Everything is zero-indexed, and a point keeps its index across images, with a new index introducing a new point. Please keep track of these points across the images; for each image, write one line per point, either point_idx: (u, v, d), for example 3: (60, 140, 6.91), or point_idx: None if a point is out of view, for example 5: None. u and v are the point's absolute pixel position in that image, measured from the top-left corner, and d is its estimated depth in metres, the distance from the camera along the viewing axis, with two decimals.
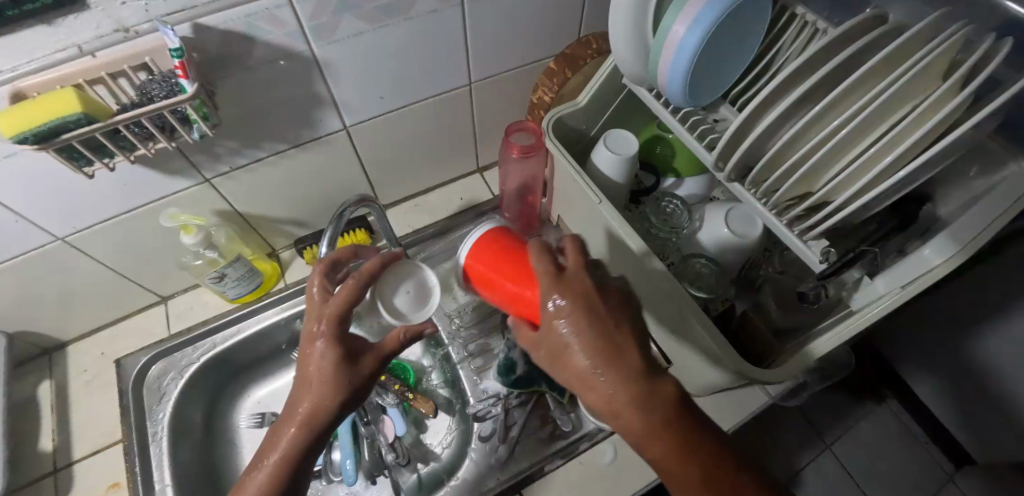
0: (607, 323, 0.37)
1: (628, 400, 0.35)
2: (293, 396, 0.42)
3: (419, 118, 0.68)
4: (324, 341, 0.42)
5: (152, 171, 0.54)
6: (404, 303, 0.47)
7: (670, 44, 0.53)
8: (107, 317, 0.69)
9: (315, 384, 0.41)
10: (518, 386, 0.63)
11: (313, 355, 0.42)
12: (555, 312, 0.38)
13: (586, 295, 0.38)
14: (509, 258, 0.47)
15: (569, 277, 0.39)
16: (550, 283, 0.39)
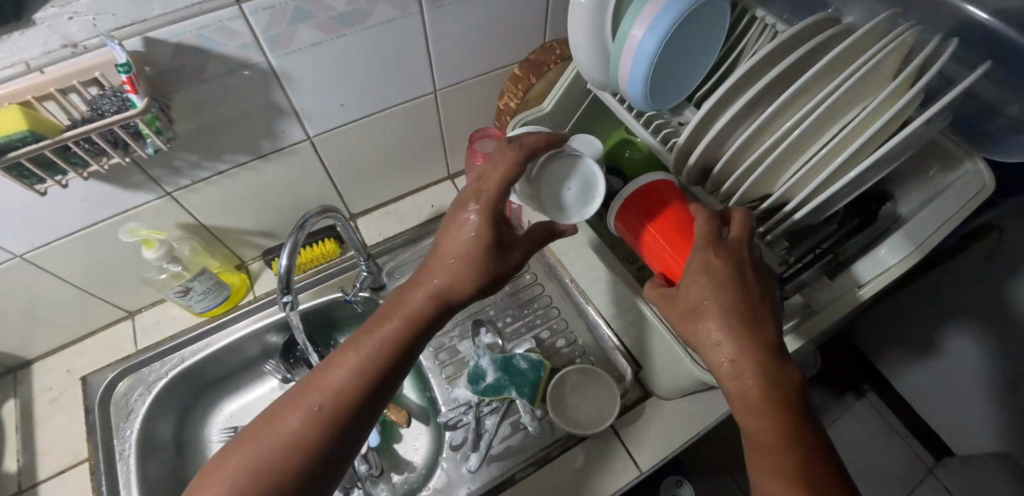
0: (749, 298, 0.39)
1: (753, 366, 0.37)
2: (427, 268, 0.42)
3: (385, 126, 0.68)
4: (477, 217, 0.40)
5: (109, 187, 0.53)
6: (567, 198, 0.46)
7: (629, 48, 0.53)
8: (73, 334, 0.68)
9: (453, 274, 0.41)
10: (488, 394, 0.62)
11: (462, 228, 0.40)
12: (697, 268, 0.41)
13: (737, 270, 0.40)
14: (673, 217, 0.47)
15: (727, 247, 0.41)
16: (708, 244, 0.41)
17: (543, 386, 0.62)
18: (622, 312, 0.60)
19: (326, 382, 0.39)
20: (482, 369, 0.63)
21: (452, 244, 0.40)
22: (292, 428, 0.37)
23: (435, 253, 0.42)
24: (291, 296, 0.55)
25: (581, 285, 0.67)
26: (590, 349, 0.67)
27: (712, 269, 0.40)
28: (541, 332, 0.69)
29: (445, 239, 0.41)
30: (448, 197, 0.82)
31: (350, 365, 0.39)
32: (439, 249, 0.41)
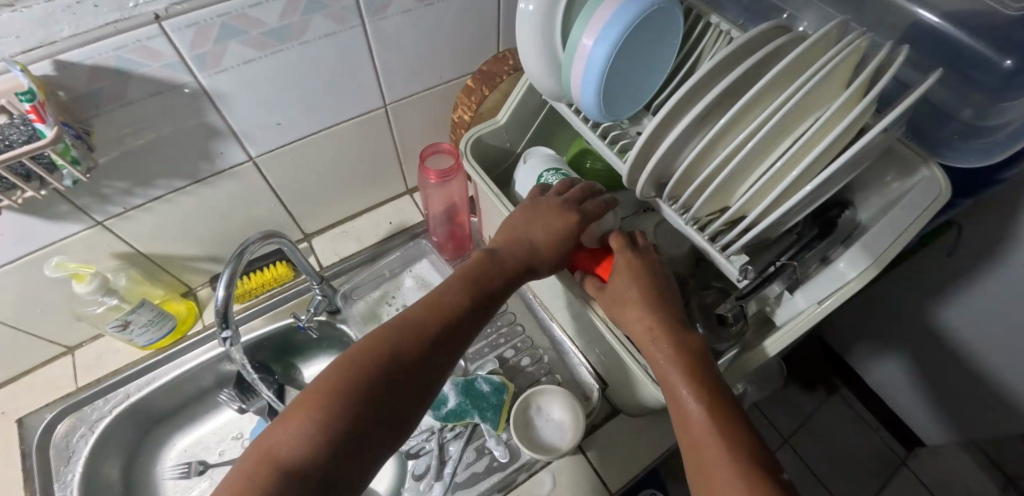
0: (661, 282, 0.45)
1: (661, 329, 0.41)
2: (515, 247, 0.46)
3: (335, 142, 0.65)
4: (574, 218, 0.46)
5: (29, 219, 0.50)
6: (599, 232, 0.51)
7: (580, 58, 0.51)
8: (6, 373, 0.64)
9: (547, 246, 0.46)
10: (449, 421, 0.59)
11: (559, 220, 0.46)
12: (622, 262, 0.45)
13: (650, 262, 0.46)
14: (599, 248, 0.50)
15: (642, 248, 0.47)
16: (619, 245, 0.46)
17: (507, 412, 0.60)
18: (587, 331, 0.57)
19: (418, 320, 0.40)
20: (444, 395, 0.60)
21: (551, 224, 0.46)
22: (388, 355, 0.38)
23: (524, 225, 0.47)
24: (230, 330, 0.52)
25: (544, 300, 0.66)
26: (555, 367, 0.65)
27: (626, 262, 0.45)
28: (504, 351, 0.67)
29: (543, 223, 0.46)
30: (407, 212, 0.79)
31: (442, 306, 0.41)
32: (532, 229, 0.46)
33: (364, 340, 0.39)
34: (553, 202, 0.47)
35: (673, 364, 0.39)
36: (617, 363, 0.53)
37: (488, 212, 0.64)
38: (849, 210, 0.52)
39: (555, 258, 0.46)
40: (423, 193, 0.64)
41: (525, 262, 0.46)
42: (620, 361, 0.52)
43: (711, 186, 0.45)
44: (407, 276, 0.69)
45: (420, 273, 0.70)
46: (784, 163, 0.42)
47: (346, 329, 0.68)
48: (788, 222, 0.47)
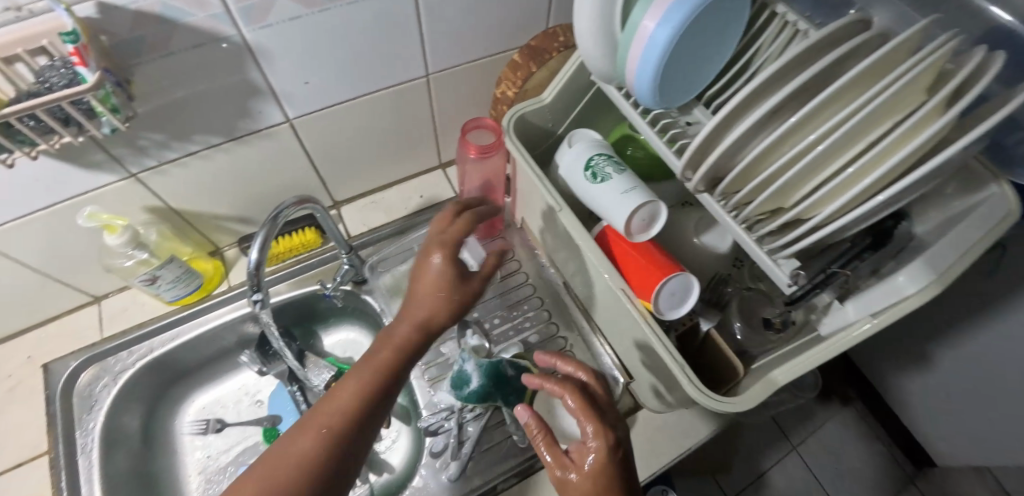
0: (623, 465, 0.39)
1: None
2: (409, 310, 0.45)
3: (373, 110, 0.62)
4: (439, 258, 0.47)
5: (63, 165, 0.49)
6: (638, 224, 0.50)
7: (638, 40, 0.48)
8: (36, 317, 0.64)
9: (428, 304, 0.45)
10: (471, 402, 0.58)
11: (431, 267, 0.46)
12: (585, 454, 0.40)
13: (617, 449, 0.39)
14: (648, 263, 0.50)
15: (605, 417, 0.41)
16: (586, 423, 0.40)
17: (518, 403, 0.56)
18: (617, 324, 0.56)
19: (311, 429, 0.38)
20: (467, 373, 0.58)
21: (418, 282, 0.46)
22: (285, 479, 0.36)
23: (410, 296, 0.46)
24: (262, 294, 0.52)
25: (574, 287, 0.64)
26: (580, 356, 0.64)
27: (594, 447, 0.39)
28: (530, 336, 0.65)
29: (437, 291, 0.46)
30: (438, 187, 0.75)
31: (335, 402, 0.40)
32: (411, 291, 0.47)
33: (263, 462, 0.37)
34: (441, 271, 0.46)
35: None
36: (644, 356, 0.52)
37: (525, 193, 0.62)
38: (906, 222, 0.49)
39: (447, 312, 0.46)
40: (458, 165, 0.62)
41: (416, 327, 0.45)
42: (649, 354, 0.51)
43: (770, 188, 0.43)
44: None
45: None
46: (855, 169, 0.39)
47: (370, 301, 0.66)
48: (848, 231, 0.45)
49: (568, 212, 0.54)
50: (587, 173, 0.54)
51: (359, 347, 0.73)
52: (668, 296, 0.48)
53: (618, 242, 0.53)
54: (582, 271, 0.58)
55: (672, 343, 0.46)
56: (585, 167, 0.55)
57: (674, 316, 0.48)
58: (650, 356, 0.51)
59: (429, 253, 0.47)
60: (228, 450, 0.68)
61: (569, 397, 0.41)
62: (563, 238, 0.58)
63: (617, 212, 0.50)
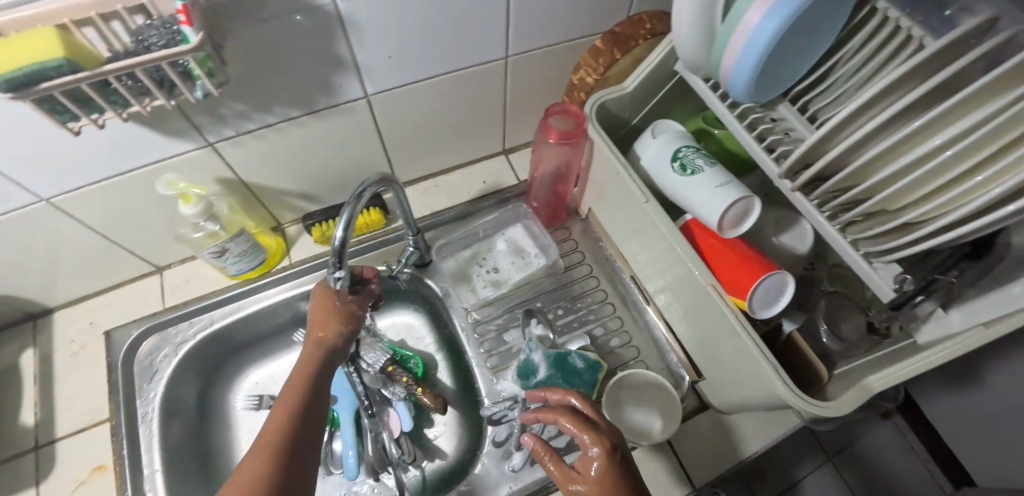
0: (624, 467, 0.41)
1: None
2: (311, 340, 0.50)
3: (449, 91, 0.61)
4: (314, 296, 0.52)
5: (147, 130, 0.48)
6: (730, 217, 0.49)
7: (739, 34, 0.47)
8: (100, 283, 0.64)
9: (318, 330, 0.50)
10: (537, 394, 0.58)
11: (314, 306, 0.51)
12: (586, 469, 0.41)
13: (616, 452, 0.41)
14: (740, 260, 0.48)
15: (601, 430, 0.43)
16: (583, 438, 0.42)
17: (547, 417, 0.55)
18: (694, 321, 0.55)
19: (255, 463, 0.39)
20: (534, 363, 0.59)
21: (315, 314, 0.51)
22: None
23: (315, 327, 0.50)
24: (344, 271, 0.48)
25: (644, 283, 0.62)
26: (645, 352, 0.63)
27: (595, 457, 0.41)
28: (594, 328, 0.64)
29: (321, 318, 0.50)
30: (501, 173, 0.73)
31: (271, 432, 0.42)
32: (310, 325, 0.51)
33: None
34: (323, 302, 0.51)
35: None
36: (726, 356, 0.51)
37: (599, 183, 0.61)
38: None
39: (338, 331, 0.50)
40: (536, 146, 0.61)
41: (324, 352, 0.49)
42: (731, 352, 0.50)
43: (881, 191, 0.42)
44: (499, 239, 0.67)
45: (514, 238, 0.67)
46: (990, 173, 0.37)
47: (433, 286, 0.66)
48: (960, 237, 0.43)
49: (655, 205, 0.52)
50: (675, 165, 0.53)
51: (415, 331, 0.72)
52: (762, 294, 0.47)
53: (704, 234, 0.52)
54: (661, 265, 0.56)
55: (763, 341, 0.45)
56: (672, 158, 0.53)
57: (766, 315, 0.47)
58: (733, 355, 0.50)
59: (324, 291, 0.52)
60: None
61: (563, 420, 0.44)
62: (642, 230, 0.57)
63: (710, 206, 0.49)
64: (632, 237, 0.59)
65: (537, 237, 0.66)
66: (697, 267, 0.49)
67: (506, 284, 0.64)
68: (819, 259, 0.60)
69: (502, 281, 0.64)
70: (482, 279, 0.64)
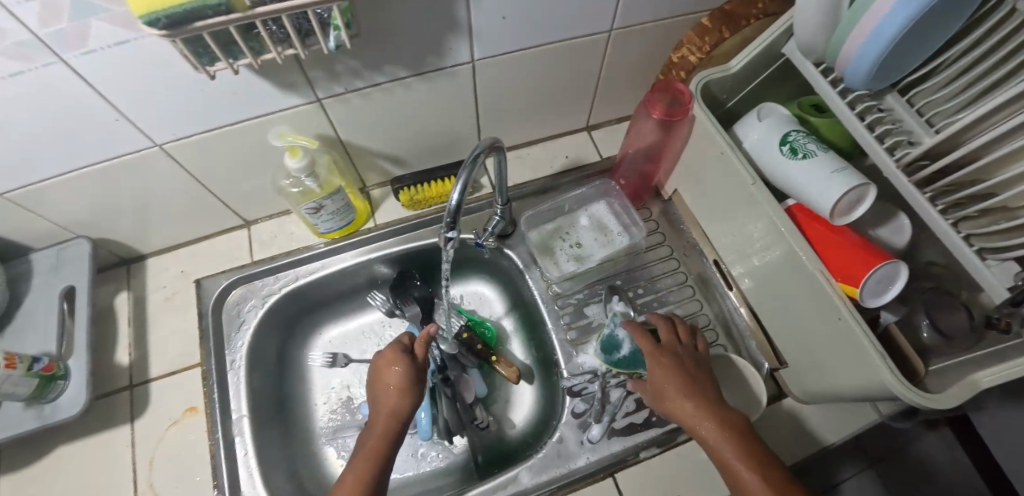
0: (685, 362, 0.53)
1: (697, 411, 0.48)
2: (379, 405, 0.53)
3: (549, 62, 0.60)
4: (384, 359, 0.55)
5: (266, 81, 0.48)
6: (843, 202, 0.48)
7: (861, 26, 0.46)
8: (191, 232, 0.66)
9: (391, 395, 0.53)
10: (620, 368, 0.58)
11: (385, 369, 0.54)
12: (655, 370, 0.52)
13: (678, 353, 0.53)
14: (850, 249, 0.48)
15: (665, 340, 0.55)
16: (652, 351, 0.53)
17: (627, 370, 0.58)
18: (785, 307, 0.55)
19: None
20: (619, 338, 0.59)
21: (387, 376, 0.54)
22: None
23: (383, 389, 0.53)
24: (456, 232, 0.48)
25: (729, 267, 0.62)
26: (723, 335, 0.64)
27: (659, 356, 0.53)
28: (674, 309, 0.65)
29: (396, 384, 0.53)
30: (584, 149, 0.74)
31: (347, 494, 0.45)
32: (378, 387, 0.54)
33: None
34: (397, 367, 0.54)
35: (710, 426, 0.47)
36: (825, 345, 0.50)
37: (693, 164, 0.61)
38: None
39: (408, 396, 0.53)
40: (635, 119, 0.62)
41: (394, 414, 0.52)
42: (832, 341, 0.49)
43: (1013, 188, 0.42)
44: (582, 215, 0.67)
45: (596, 214, 0.67)
46: None
47: (511, 256, 0.66)
48: None
49: (763, 187, 0.51)
50: (784, 148, 0.52)
51: (487, 302, 0.74)
52: (875, 283, 0.47)
53: (810, 221, 0.51)
54: (750, 250, 0.57)
55: (871, 331, 0.45)
56: (781, 141, 0.52)
57: (874, 304, 0.47)
58: (831, 343, 0.49)
59: (391, 353, 0.55)
60: (351, 384, 0.70)
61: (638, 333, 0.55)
62: (736, 214, 0.56)
63: (824, 191, 0.48)
64: (724, 219, 0.59)
65: (619, 215, 0.67)
66: (803, 253, 0.49)
67: (588, 260, 0.64)
68: (914, 255, 0.60)
69: (585, 257, 0.64)
70: (565, 253, 0.64)
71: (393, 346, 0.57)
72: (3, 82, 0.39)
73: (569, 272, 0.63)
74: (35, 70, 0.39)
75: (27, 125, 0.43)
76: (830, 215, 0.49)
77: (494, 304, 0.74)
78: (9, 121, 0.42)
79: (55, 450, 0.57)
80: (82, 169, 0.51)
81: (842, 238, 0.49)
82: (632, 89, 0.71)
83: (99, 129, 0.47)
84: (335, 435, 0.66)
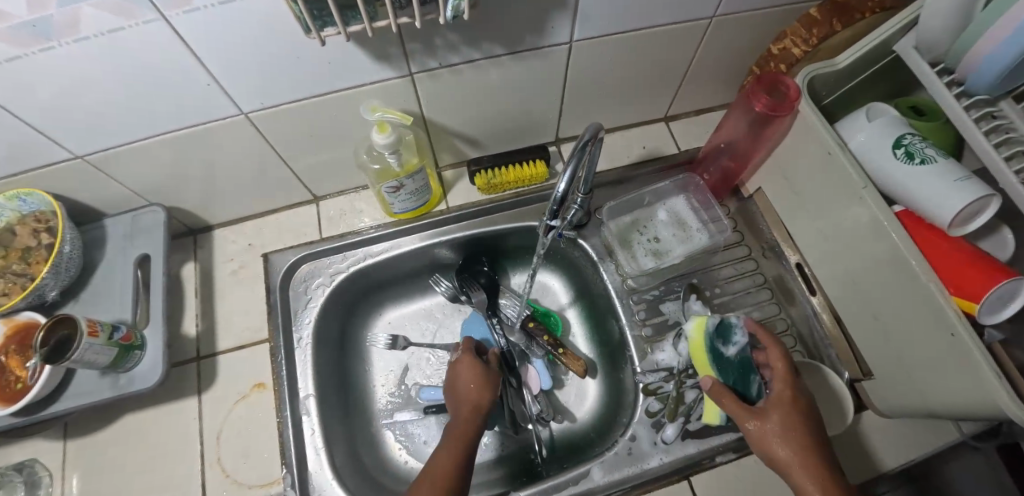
0: (814, 415, 0.47)
1: (820, 470, 0.43)
2: (458, 400, 0.55)
3: (644, 47, 0.57)
4: (461, 358, 0.59)
5: (363, 51, 0.45)
6: (962, 213, 0.45)
7: (1003, 23, 0.40)
8: (259, 205, 0.65)
9: (472, 391, 0.55)
10: (708, 353, 0.51)
11: (463, 367, 0.58)
12: (780, 408, 0.47)
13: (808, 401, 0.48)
14: (965, 262, 0.45)
15: (799, 382, 0.49)
16: (788, 385, 0.48)
17: (710, 360, 0.51)
18: (878, 316, 0.52)
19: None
20: (735, 337, 0.52)
21: (466, 373, 0.57)
22: None
23: (463, 386, 0.56)
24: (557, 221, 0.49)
25: (813, 272, 0.61)
26: (801, 343, 0.62)
27: (794, 399, 0.47)
28: (751, 312, 0.63)
29: (475, 382, 0.56)
30: (663, 140, 0.73)
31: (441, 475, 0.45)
32: (456, 385, 0.56)
33: None
34: (475, 368, 0.57)
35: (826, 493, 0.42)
36: (925, 359, 0.48)
37: (786, 163, 0.58)
38: None
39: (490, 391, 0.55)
40: (739, 104, 0.60)
41: (475, 409, 0.53)
42: (934, 354, 0.46)
43: None
44: (660, 209, 0.65)
45: (675, 208, 0.65)
46: None
47: (585, 247, 0.66)
48: None
49: (875, 191, 0.48)
50: (898, 152, 0.49)
51: (551, 293, 0.73)
52: (994, 299, 0.45)
53: (920, 227, 0.49)
54: (844, 256, 0.54)
55: (983, 346, 0.42)
56: (894, 145, 0.49)
57: (991, 321, 0.45)
58: (932, 358, 0.47)
59: (468, 353, 0.59)
60: (410, 367, 0.68)
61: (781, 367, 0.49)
62: (834, 218, 0.54)
63: (944, 202, 0.45)
64: (816, 222, 0.57)
65: (698, 211, 0.64)
66: (915, 261, 0.46)
67: (668, 256, 0.62)
68: None
69: (664, 252, 0.62)
70: (643, 247, 0.63)
71: (465, 349, 0.60)
72: (104, 39, 0.36)
73: (647, 267, 0.61)
74: (137, 27, 0.36)
75: (122, 86, 0.42)
76: (945, 226, 0.46)
77: (557, 295, 0.73)
78: (105, 80, 0.40)
79: (125, 416, 0.57)
80: (166, 134, 0.49)
81: (957, 249, 0.46)
82: (718, 79, 0.68)
83: (189, 94, 0.45)
84: (394, 419, 0.65)
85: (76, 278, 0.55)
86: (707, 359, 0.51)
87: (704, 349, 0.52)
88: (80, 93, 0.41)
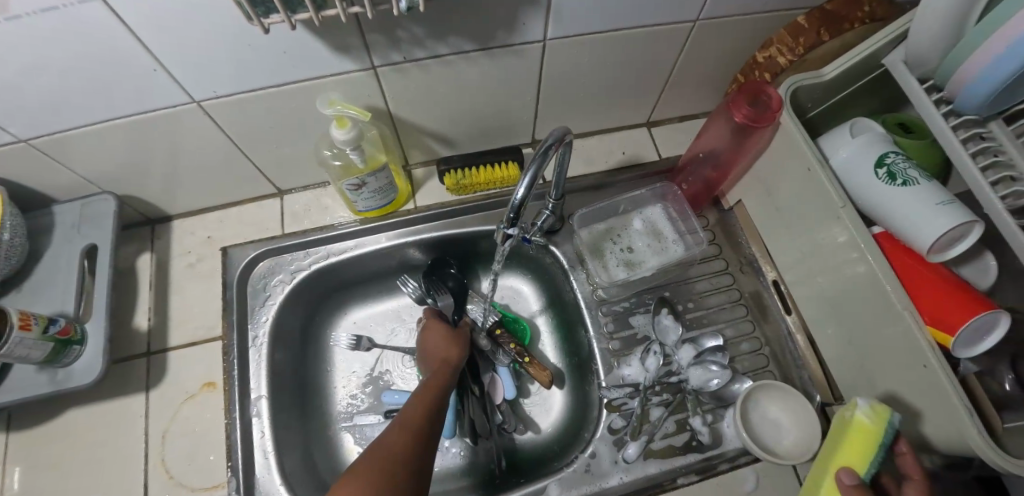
0: None
1: None
2: (431, 358, 0.56)
3: (622, 49, 0.55)
4: (428, 323, 0.61)
5: (318, 41, 0.43)
6: (941, 238, 0.43)
7: (995, 39, 0.37)
8: (220, 197, 0.63)
9: (442, 348, 0.56)
10: (879, 449, 0.41)
11: (431, 330, 0.59)
12: None
13: None
14: (942, 290, 0.42)
15: None
16: None
17: (874, 456, 0.41)
18: (851, 341, 0.50)
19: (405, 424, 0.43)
20: None
21: (434, 335, 0.59)
22: (400, 453, 0.39)
23: (434, 347, 0.57)
24: (516, 229, 0.47)
25: (789, 290, 0.59)
26: (774, 361, 0.59)
27: None
28: (725, 328, 0.61)
29: (445, 343, 0.57)
30: (642, 146, 0.71)
31: (415, 404, 0.46)
32: (426, 348, 0.58)
33: (369, 453, 0.39)
34: (443, 332, 0.59)
35: None
36: (897, 390, 0.45)
37: (767, 175, 0.56)
38: None
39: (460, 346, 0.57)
40: (717, 114, 0.58)
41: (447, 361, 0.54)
42: (904, 385, 0.44)
43: None
44: (636, 218, 0.63)
45: (651, 218, 0.63)
46: None
47: (557, 254, 0.64)
48: None
49: (853, 211, 0.46)
50: (880, 172, 0.47)
51: (522, 299, 0.71)
52: (970, 331, 0.42)
53: (898, 252, 0.47)
54: (820, 276, 0.52)
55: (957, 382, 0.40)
56: (877, 164, 0.47)
57: (964, 354, 0.43)
58: (903, 390, 0.45)
59: (434, 319, 0.61)
60: (375, 370, 0.66)
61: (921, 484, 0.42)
62: (812, 236, 0.52)
63: (924, 226, 0.43)
64: (794, 239, 0.55)
65: (676, 221, 0.62)
66: (888, 286, 0.44)
67: (640, 267, 0.60)
68: None
69: (636, 263, 0.60)
70: (616, 257, 0.60)
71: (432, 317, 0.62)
72: (35, 18, 0.34)
73: (617, 277, 0.59)
74: (68, 6, 0.34)
75: (56, 71, 0.39)
76: (923, 251, 0.44)
77: (527, 301, 0.71)
78: (36, 65, 0.38)
79: (66, 411, 0.55)
80: (112, 122, 0.47)
81: (933, 276, 0.44)
82: (702, 86, 0.66)
83: (133, 80, 0.42)
84: (355, 422, 0.63)
85: (18, 267, 0.53)
86: (871, 454, 0.41)
87: (872, 441, 0.41)
88: (10, 76, 0.38)
